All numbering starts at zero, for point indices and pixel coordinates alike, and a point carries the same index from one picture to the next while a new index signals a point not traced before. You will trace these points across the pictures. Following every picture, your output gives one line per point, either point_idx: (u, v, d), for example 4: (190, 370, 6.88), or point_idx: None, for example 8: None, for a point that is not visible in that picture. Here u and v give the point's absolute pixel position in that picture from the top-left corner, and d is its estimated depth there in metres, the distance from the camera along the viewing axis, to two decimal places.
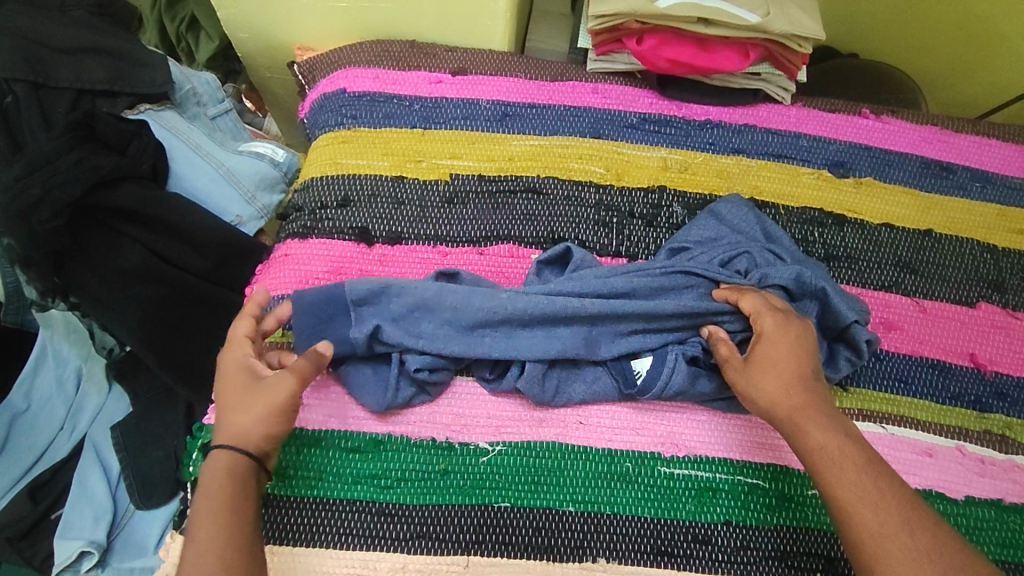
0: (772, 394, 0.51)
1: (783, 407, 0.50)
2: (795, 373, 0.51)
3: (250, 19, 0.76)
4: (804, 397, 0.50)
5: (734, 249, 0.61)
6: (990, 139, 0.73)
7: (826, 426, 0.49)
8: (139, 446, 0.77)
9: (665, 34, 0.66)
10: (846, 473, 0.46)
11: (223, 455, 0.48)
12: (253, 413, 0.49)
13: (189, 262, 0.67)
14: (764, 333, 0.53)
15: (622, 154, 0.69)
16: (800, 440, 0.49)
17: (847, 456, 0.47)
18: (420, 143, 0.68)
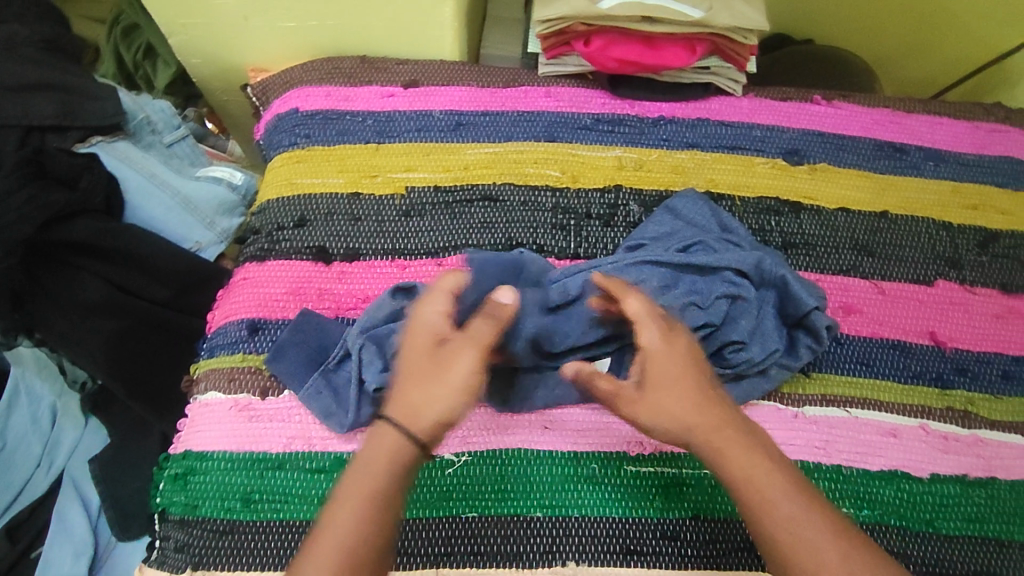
0: (683, 416, 0.47)
1: (697, 432, 0.47)
2: (701, 390, 0.48)
3: (200, 44, 0.75)
4: (718, 414, 0.48)
5: (689, 240, 0.61)
6: (941, 117, 0.73)
7: (743, 445, 0.47)
8: (116, 479, 0.76)
9: (611, 35, 0.66)
10: (772, 496, 0.44)
11: (386, 434, 0.44)
12: (439, 395, 0.45)
13: (151, 292, 0.68)
14: (648, 349, 0.49)
15: (578, 156, 0.69)
16: (722, 465, 0.46)
17: (772, 480, 0.45)
18: (375, 157, 0.68)
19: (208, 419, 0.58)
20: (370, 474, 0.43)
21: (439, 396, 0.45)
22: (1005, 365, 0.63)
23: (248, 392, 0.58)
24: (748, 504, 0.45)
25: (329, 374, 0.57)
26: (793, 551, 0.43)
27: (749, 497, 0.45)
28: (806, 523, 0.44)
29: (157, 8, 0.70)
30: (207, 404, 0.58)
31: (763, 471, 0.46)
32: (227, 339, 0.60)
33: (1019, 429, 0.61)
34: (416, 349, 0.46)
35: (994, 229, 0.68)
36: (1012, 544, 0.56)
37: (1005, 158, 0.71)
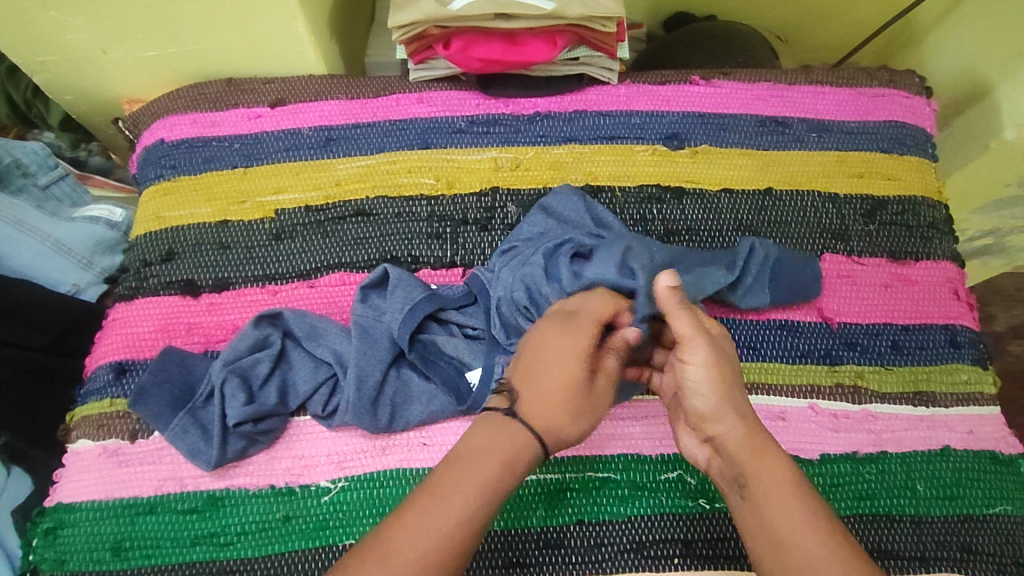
0: (730, 423, 0.47)
1: (742, 453, 0.46)
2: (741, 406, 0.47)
3: (66, 81, 0.73)
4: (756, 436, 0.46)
5: (560, 238, 0.59)
6: (824, 86, 0.72)
7: (780, 469, 0.45)
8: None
9: (470, 35, 0.65)
10: (794, 524, 0.43)
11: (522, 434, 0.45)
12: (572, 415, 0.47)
13: (30, 339, 0.65)
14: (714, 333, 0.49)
15: (452, 161, 0.67)
16: (757, 476, 0.45)
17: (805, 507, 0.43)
18: (243, 182, 0.66)
19: (78, 468, 0.56)
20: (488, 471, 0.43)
21: (584, 418, 0.47)
22: (894, 335, 0.62)
23: (117, 436, 0.57)
24: (774, 514, 0.43)
25: (196, 412, 0.56)
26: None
27: (775, 520, 0.43)
28: (837, 565, 0.41)
29: (9, 48, 0.68)
30: (78, 452, 0.57)
31: (785, 499, 0.44)
32: (96, 384, 0.59)
33: (909, 399, 0.60)
34: (569, 372, 0.47)
35: (881, 197, 0.67)
36: (905, 518, 0.55)
37: (889, 123, 0.70)
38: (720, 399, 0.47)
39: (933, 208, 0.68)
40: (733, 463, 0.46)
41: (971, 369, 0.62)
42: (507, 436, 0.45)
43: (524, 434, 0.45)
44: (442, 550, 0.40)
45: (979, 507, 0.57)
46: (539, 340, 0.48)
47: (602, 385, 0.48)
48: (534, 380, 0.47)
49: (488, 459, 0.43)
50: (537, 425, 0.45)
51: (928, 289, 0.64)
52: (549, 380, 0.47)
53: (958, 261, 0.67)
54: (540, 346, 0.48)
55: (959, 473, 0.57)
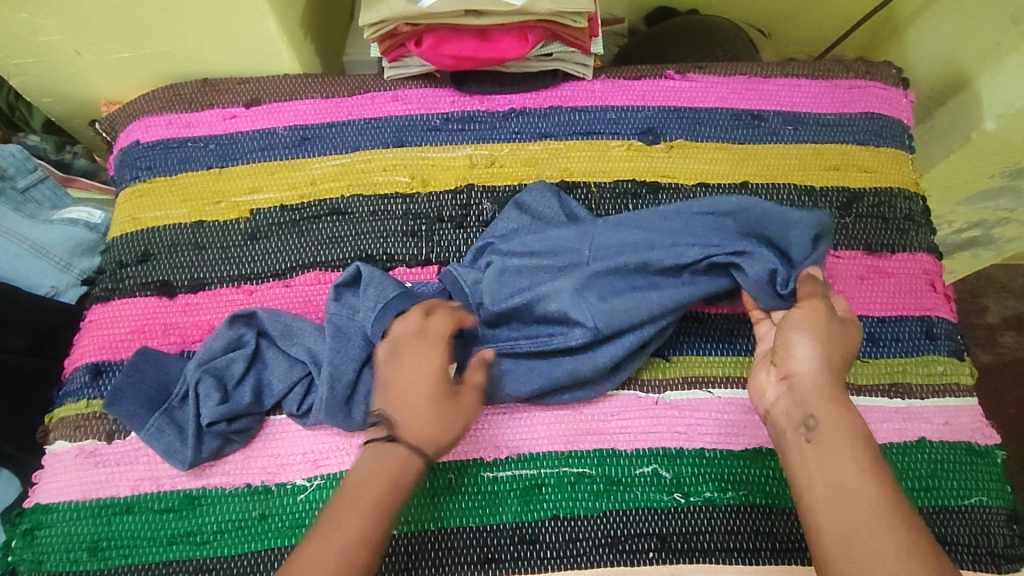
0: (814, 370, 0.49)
1: (831, 395, 0.48)
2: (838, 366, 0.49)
3: (42, 83, 0.74)
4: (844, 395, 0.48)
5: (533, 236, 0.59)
6: (799, 79, 0.72)
7: (859, 424, 0.47)
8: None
9: (441, 32, 0.65)
10: (857, 477, 0.44)
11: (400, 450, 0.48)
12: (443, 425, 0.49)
13: (8, 341, 0.65)
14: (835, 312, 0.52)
15: (427, 159, 0.67)
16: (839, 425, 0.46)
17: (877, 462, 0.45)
18: (218, 182, 0.66)
19: (56, 469, 0.57)
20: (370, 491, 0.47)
21: (458, 426, 0.50)
22: (870, 328, 0.62)
23: (94, 437, 0.57)
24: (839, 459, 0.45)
25: (171, 412, 0.56)
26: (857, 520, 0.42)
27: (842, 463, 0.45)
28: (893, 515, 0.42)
29: None
30: (56, 454, 0.57)
31: (855, 452, 0.45)
32: (73, 385, 0.59)
33: (885, 391, 0.60)
34: (432, 390, 0.49)
35: (856, 189, 0.67)
36: None
37: (865, 115, 0.70)
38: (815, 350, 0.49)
39: (909, 200, 0.67)
40: (805, 404, 0.48)
41: (947, 361, 0.62)
42: (392, 455, 0.48)
43: (405, 451, 0.48)
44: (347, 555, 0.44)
45: (954, 498, 0.56)
46: (396, 366, 0.51)
47: (468, 400, 0.51)
48: (405, 404, 0.49)
49: (373, 479, 0.47)
50: (416, 444, 0.48)
51: (904, 281, 0.64)
52: (415, 401, 0.49)
53: (935, 253, 0.67)
54: (398, 370, 0.51)
55: (936, 465, 0.57)
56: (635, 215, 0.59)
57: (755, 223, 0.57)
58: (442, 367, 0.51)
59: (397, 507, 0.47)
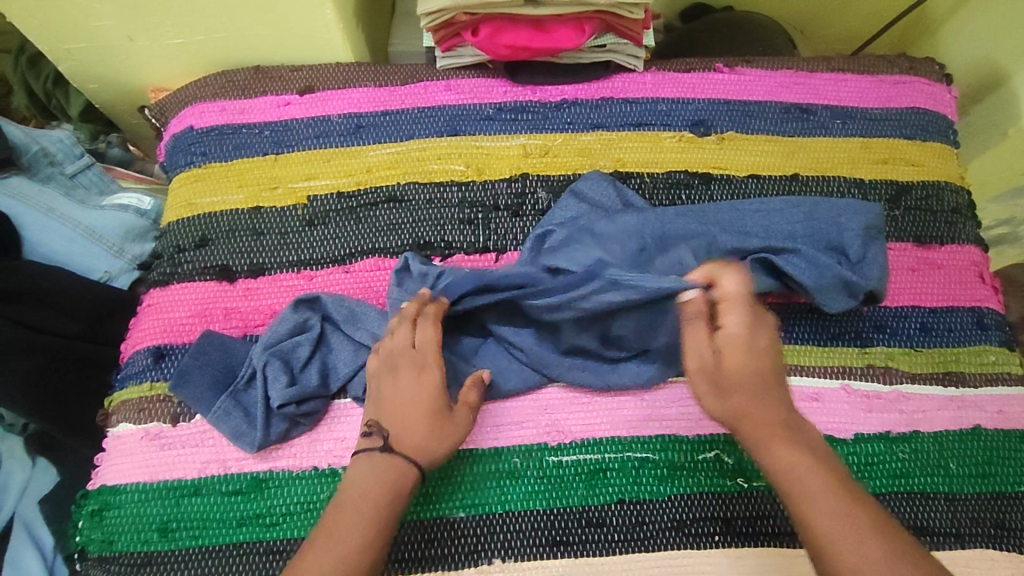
0: (740, 409, 0.46)
1: (751, 420, 0.46)
2: (757, 381, 0.46)
3: (91, 70, 0.74)
4: (773, 414, 0.46)
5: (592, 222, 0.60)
6: (845, 73, 0.73)
7: (792, 443, 0.45)
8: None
9: (498, 21, 0.65)
10: (826, 501, 0.42)
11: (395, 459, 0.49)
12: (430, 438, 0.50)
13: (62, 326, 0.66)
14: (727, 333, 0.47)
15: (481, 148, 0.68)
16: (772, 460, 0.45)
17: (820, 478, 0.43)
18: (275, 169, 0.66)
19: (122, 452, 0.57)
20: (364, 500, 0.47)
21: (451, 440, 0.50)
22: (922, 318, 0.63)
23: (159, 420, 0.58)
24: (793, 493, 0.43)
25: (238, 395, 0.57)
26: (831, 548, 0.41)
27: (792, 493, 0.43)
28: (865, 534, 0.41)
29: (36, 36, 0.68)
30: (120, 436, 0.58)
31: (814, 473, 0.44)
32: (136, 368, 0.60)
33: (940, 379, 0.61)
34: (428, 405, 0.50)
35: (904, 182, 0.68)
36: (938, 495, 0.57)
37: (911, 109, 0.71)
38: (737, 376, 0.46)
39: (956, 193, 0.68)
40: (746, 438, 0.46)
41: (997, 350, 0.63)
42: (381, 469, 0.48)
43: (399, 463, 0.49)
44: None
45: (1011, 484, 0.58)
46: (389, 383, 0.52)
47: (462, 413, 0.52)
48: (400, 420, 0.50)
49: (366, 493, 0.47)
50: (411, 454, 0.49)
51: (953, 273, 0.65)
52: (409, 414, 0.50)
53: (982, 245, 0.68)
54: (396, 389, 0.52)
55: (990, 452, 0.58)
56: (694, 208, 0.60)
57: (815, 222, 0.60)
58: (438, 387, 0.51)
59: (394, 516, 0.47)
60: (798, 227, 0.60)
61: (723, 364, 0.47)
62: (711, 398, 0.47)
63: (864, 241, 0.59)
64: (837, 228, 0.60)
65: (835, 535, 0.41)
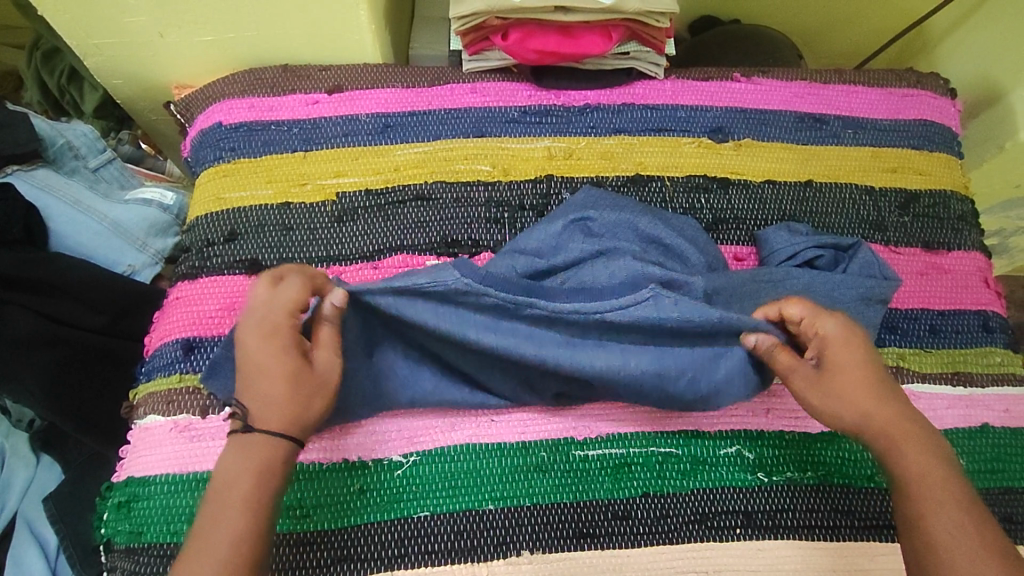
0: (863, 409, 0.49)
1: (875, 421, 0.49)
2: (874, 381, 0.50)
3: (118, 65, 0.74)
4: (895, 411, 0.49)
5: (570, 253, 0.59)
6: (856, 85, 0.75)
7: (921, 451, 0.48)
8: (82, 515, 0.70)
9: (528, 27, 0.67)
10: (948, 515, 0.45)
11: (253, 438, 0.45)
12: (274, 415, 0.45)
13: (85, 319, 0.66)
14: (829, 336, 0.51)
15: (507, 150, 0.69)
16: (896, 461, 0.48)
17: (947, 489, 0.46)
18: (304, 166, 0.67)
19: (149, 443, 0.57)
20: (231, 477, 0.43)
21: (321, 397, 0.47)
22: (931, 320, 0.66)
23: (188, 412, 0.58)
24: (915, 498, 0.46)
25: None
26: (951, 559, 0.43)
27: (920, 498, 0.46)
28: (988, 556, 0.43)
29: (66, 30, 0.68)
30: (148, 427, 0.58)
31: (944, 480, 0.46)
32: (164, 360, 0.60)
33: (948, 378, 0.64)
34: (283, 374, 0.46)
35: (913, 190, 0.71)
36: None
37: (919, 121, 0.74)
38: (860, 375, 0.50)
39: (961, 202, 0.71)
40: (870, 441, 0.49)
41: (1002, 351, 0.66)
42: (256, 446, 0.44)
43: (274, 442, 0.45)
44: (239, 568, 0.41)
45: (1017, 480, 0.60)
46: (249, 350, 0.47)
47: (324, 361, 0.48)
48: (264, 398, 0.45)
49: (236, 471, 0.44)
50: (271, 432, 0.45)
51: (961, 277, 0.68)
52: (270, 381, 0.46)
53: (986, 252, 0.71)
54: (245, 358, 0.47)
55: (998, 449, 0.61)
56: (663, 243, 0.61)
57: (834, 278, 0.60)
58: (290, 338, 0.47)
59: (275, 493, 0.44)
60: (820, 281, 0.60)
61: (833, 364, 0.51)
62: (817, 397, 0.51)
63: (864, 303, 0.60)
64: (854, 283, 0.60)
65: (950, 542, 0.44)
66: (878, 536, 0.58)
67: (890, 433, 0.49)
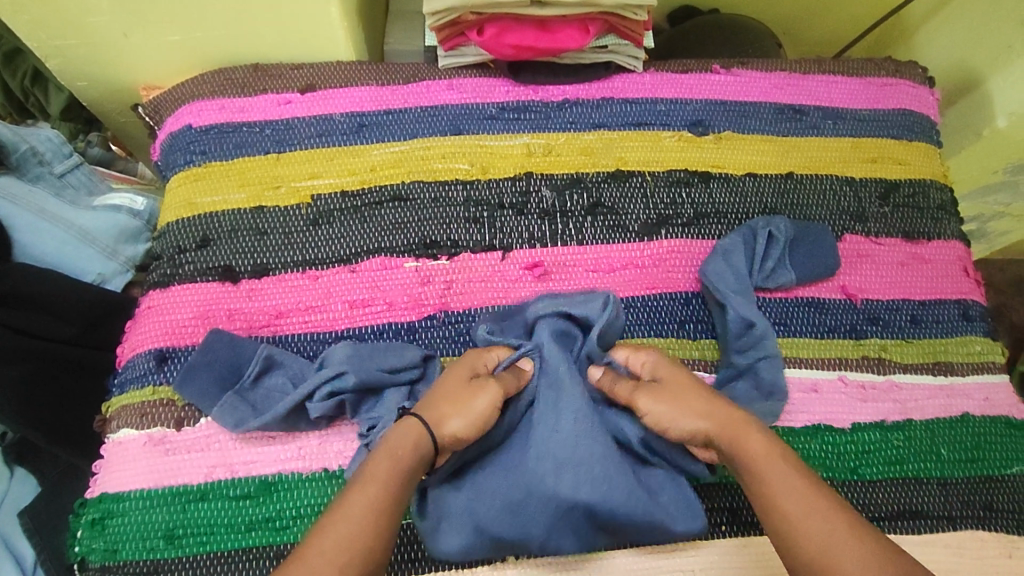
0: (701, 410, 0.51)
1: (715, 422, 0.50)
2: (698, 390, 0.52)
3: (83, 67, 0.72)
4: (722, 408, 0.51)
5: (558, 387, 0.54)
6: (835, 75, 0.75)
7: (758, 431, 0.49)
8: (60, 528, 0.68)
9: (504, 22, 0.66)
10: (793, 492, 0.45)
11: (413, 424, 0.48)
12: (455, 412, 0.50)
13: (56, 331, 0.64)
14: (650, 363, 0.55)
15: (485, 147, 0.68)
16: (739, 447, 0.48)
17: (783, 465, 0.47)
18: (277, 168, 0.66)
19: (124, 458, 0.56)
20: (390, 451, 0.46)
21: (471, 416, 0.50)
22: (912, 310, 0.66)
23: (162, 424, 0.56)
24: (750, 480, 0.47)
25: (245, 393, 0.57)
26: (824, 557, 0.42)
27: (760, 481, 0.46)
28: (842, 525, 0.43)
29: (26, 31, 0.65)
30: (121, 442, 0.56)
31: (792, 466, 0.47)
32: (136, 372, 0.58)
33: (930, 369, 0.64)
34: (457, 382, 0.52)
35: (892, 180, 0.71)
36: (931, 480, 0.59)
37: (898, 110, 0.74)
38: (691, 382, 0.53)
39: (940, 190, 0.72)
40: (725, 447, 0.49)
41: (982, 340, 0.66)
42: (412, 433, 0.48)
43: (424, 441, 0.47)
44: (372, 534, 0.42)
45: (997, 468, 0.61)
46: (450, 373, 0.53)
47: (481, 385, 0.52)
48: (440, 401, 0.50)
49: (400, 446, 0.47)
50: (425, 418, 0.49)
51: (941, 266, 0.68)
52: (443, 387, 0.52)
53: (965, 241, 0.71)
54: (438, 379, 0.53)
55: (978, 437, 0.61)
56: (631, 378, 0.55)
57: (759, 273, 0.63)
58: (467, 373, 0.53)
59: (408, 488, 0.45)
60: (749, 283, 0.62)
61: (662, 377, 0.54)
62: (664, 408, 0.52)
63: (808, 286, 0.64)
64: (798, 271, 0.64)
65: (805, 520, 0.44)
66: None
67: (729, 426, 0.49)
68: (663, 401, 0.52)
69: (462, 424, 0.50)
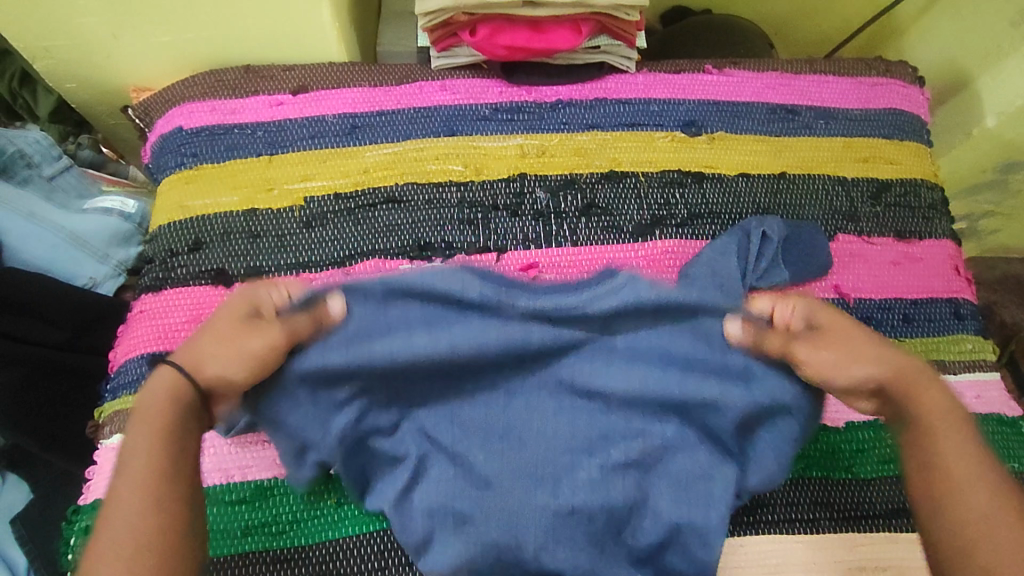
0: (864, 362, 0.48)
1: (896, 379, 0.48)
2: (870, 342, 0.49)
3: (72, 69, 0.71)
4: (900, 361, 0.49)
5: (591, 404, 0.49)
6: (827, 75, 0.76)
7: (938, 391, 0.47)
8: (53, 534, 0.68)
9: (496, 22, 0.66)
10: (966, 466, 0.44)
11: (169, 374, 0.45)
12: (226, 359, 0.46)
13: (47, 336, 0.63)
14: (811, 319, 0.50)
15: (479, 148, 0.68)
16: (913, 408, 0.47)
17: (962, 437, 0.46)
18: (270, 170, 0.65)
19: None
20: (153, 408, 0.44)
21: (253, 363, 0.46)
22: (905, 309, 0.66)
23: None
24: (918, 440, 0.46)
25: None
26: (975, 538, 0.42)
27: (930, 444, 0.46)
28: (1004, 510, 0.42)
29: (14, 32, 0.65)
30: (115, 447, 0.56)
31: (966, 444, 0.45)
32: (129, 376, 0.58)
33: None
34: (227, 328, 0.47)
35: (884, 179, 0.71)
36: None
37: (889, 110, 0.75)
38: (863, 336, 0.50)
39: (931, 189, 0.72)
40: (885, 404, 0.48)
41: (974, 338, 0.67)
42: (170, 388, 0.45)
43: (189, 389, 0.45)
44: (137, 509, 0.40)
45: None
46: (220, 319, 0.48)
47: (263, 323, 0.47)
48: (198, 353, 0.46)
49: (156, 402, 0.44)
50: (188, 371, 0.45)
51: (933, 265, 0.69)
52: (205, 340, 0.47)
53: (956, 239, 0.71)
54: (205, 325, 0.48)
55: None
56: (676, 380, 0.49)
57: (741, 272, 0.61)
58: (236, 318, 0.48)
59: (172, 451, 0.43)
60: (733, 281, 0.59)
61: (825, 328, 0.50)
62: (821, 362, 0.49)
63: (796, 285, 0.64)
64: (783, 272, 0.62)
65: (975, 493, 0.43)
66: (859, 527, 0.58)
67: (906, 382, 0.48)
68: (827, 350, 0.49)
69: (231, 366, 0.46)
